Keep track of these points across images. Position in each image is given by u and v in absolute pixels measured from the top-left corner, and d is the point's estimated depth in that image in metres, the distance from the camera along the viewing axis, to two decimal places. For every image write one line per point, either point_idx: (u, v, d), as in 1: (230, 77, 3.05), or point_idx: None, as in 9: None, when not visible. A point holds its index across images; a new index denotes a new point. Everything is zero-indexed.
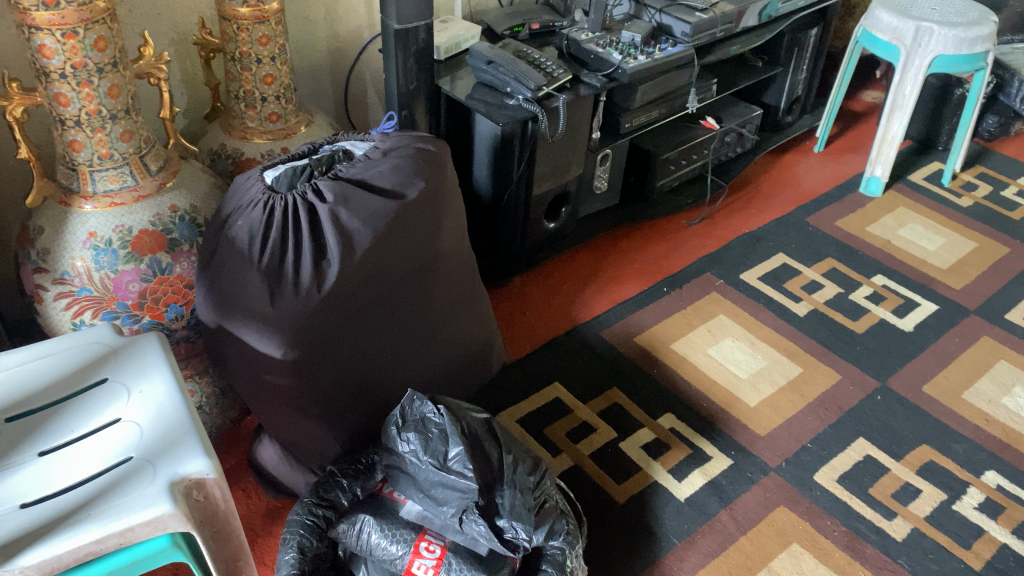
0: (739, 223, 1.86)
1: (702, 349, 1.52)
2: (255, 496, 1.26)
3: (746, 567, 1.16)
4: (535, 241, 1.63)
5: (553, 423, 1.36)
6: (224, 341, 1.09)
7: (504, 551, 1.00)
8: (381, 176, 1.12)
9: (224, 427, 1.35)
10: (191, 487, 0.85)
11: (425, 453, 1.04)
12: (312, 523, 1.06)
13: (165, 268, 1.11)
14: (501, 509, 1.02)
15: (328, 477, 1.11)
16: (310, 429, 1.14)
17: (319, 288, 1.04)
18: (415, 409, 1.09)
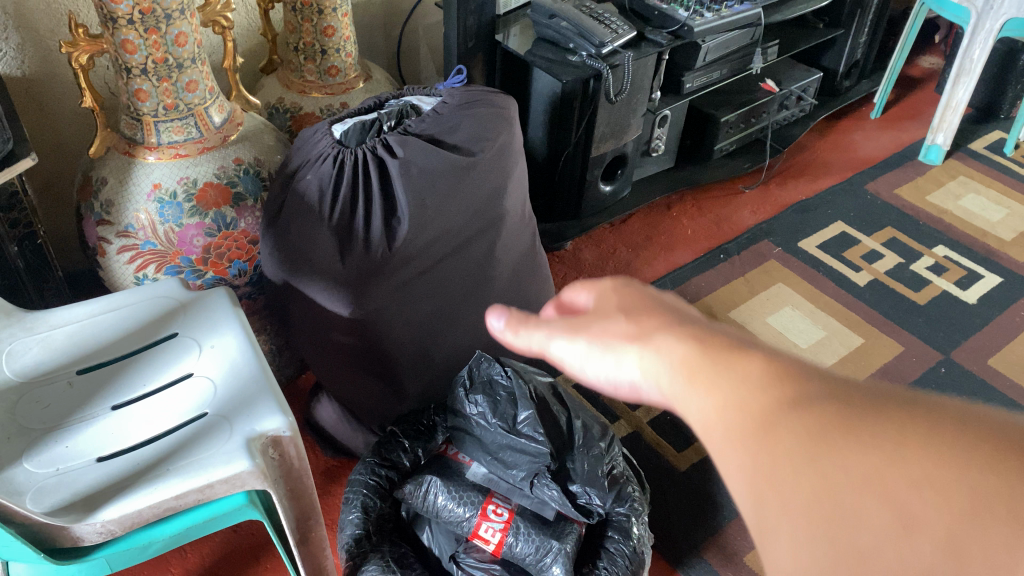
0: (796, 189, 1.81)
1: (761, 318, 1.49)
2: (314, 455, 1.26)
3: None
4: (590, 203, 1.60)
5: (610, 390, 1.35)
6: (291, 299, 1.07)
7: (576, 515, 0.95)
8: (451, 131, 1.09)
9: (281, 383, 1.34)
10: (268, 444, 0.84)
11: (494, 416, 1.02)
12: (375, 484, 1.07)
13: (230, 223, 1.09)
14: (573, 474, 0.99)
15: (390, 438, 1.12)
16: (372, 388, 1.14)
17: (389, 246, 1.02)
18: (482, 370, 1.06)
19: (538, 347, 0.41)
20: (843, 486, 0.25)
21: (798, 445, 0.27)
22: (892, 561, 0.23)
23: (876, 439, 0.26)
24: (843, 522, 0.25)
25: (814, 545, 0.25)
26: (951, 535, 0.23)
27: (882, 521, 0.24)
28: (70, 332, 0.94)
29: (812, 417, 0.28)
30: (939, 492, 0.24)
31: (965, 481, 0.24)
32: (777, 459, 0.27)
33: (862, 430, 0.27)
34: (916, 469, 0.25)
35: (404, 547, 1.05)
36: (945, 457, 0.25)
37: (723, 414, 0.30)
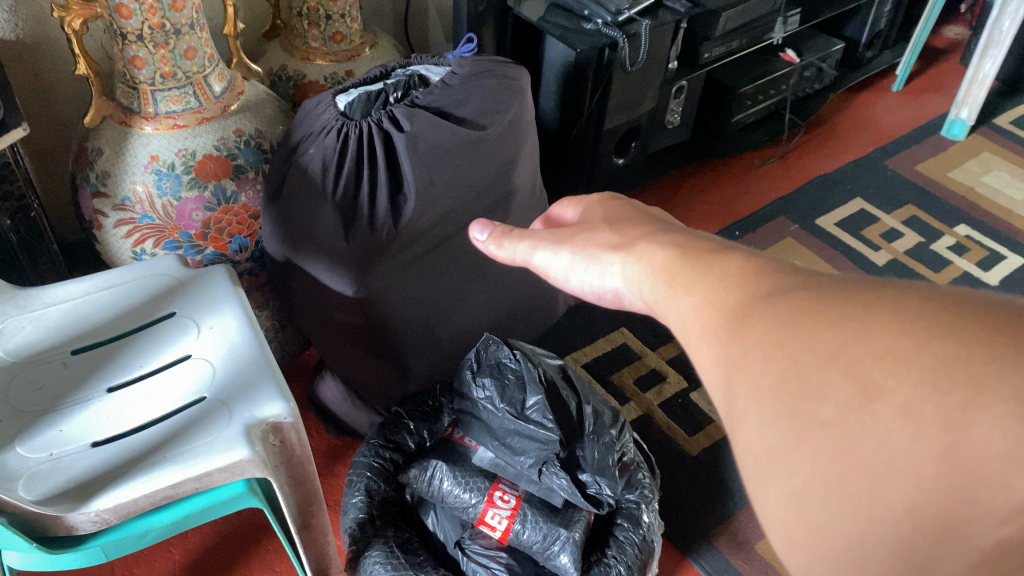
0: (814, 164, 1.77)
1: None
2: (317, 434, 1.23)
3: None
4: (602, 176, 1.55)
5: (620, 370, 1.32)
6: (292, 275, 1.04)
7: (585, 506, 0.92)
8: (460, 104, 1.04)
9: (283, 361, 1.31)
10: (269, 430, 0.81)
11: (502, 401, 0.99)
12: (379, 466, 1.06)
13: (230, 196, 1.05)
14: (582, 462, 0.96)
15: (395, 419, 1.10)
16: (377, 368, 1.11)
17: (395, 225, 0.98)
18: (490, 353, 1.02)
19: (527, 258, 0.67)
20: (807, 367, 0.33)
21: (766, 336, 0.36)
22: (852, 426, 0.31)
23: (839, 328, 0.34)
24: (811, 398, 0.32)
25: (779, 422, 0.33)
26: (911, 399, 0.30)
27: (844, 395, 0.31)
28: (64, 310, 0.91)
29: (779, 314, 0.36)
30: (896, 361, 0.31)
31: (918, 354, 0.31)
32: (747, 351, 0.36)
33: (824, 316, 0.34)
34: (877, 349, 0.32)
35: (408, 532, 1.03)
36: (904, 341, 0.31)
37: (702, 312, 0.40)
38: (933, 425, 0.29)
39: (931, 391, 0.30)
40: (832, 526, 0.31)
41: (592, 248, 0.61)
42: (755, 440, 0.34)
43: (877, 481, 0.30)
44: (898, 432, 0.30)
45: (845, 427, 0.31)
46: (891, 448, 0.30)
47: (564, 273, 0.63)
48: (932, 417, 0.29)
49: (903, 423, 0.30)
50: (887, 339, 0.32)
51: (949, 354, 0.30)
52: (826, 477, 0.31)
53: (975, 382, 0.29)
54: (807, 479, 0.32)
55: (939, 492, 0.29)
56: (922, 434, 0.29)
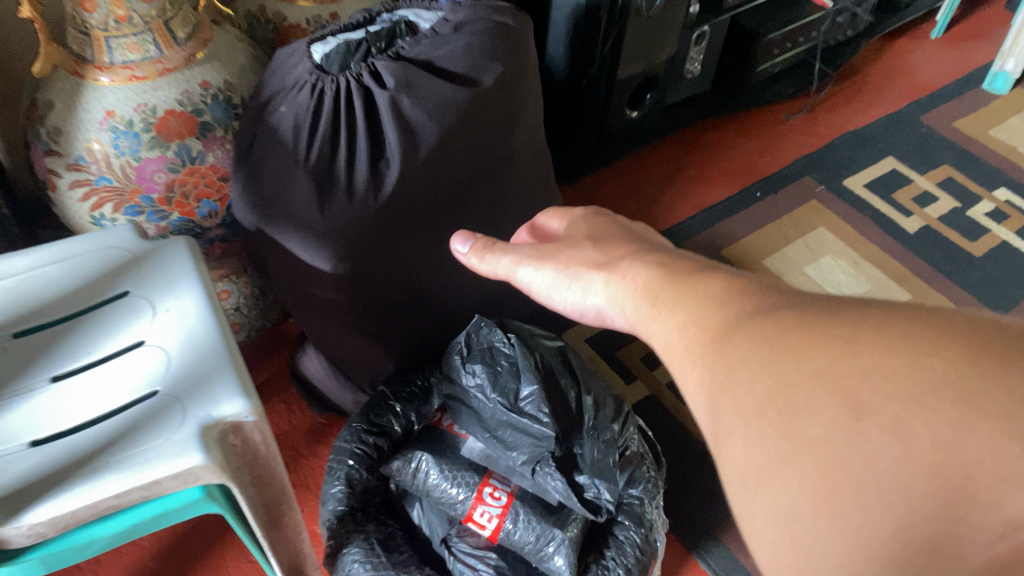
0: (843, 119, 1.64)
1: (799, 268, 1.36)
2: (299, 412, 1.14)
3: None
4: (612, 132, 1.44)
5: (627, 346, 1.23)
6: (265, 246, 0.94)
7: (582, 512, 0.83)
8: (453, 57, 0.92)
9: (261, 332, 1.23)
10: (228, 431, 0.72)
11: (493, 390, 0.90)
12: (362, 453, 0.97)
13: (196, 157, 0.95)
14: (581, 462, 0.87)
15: (379, 400, 1.02)
16: (361, 346, 1.02)
17: (376, 194, 0.87)
18: (482, 337, 0.94)
19: (511, 272, 0.67)
20: (795, 387, 0.37)
21: (753, 359, 0.40)
22: (840, 442, 0.35)
23: (821, 350, 0.38)
24: (800, 416, 0.36)
25: (768, 442, 0.37)
26: (897, 417, 0.34)
27: (832, 413, 0.35)
28: (6, 288, 0.81)
29: (765, 341, 0.40)
30: (882, 380, 0.35)
31: (901, 373, 0.35)
32: (734, 372, 0.40)
33: (811, 340, 0.38)
34: (864, 368, 0.36)
35: (391, 526, 0.95)
36: (887, 361, 0.35)
37: (688, 333, 0.46)
38: (918, 442, 0.33)
39: (918, 408, 0.33)
40: (823, 547, 0.33)
41: (574, 264, 0.61)
42: (743, 458, 0.37)
43: (866, 499, 0.33)
44: (883, 449, 0.34)
45: (833, 445, 0.35)
46: (877, 466, 0.33)
47: (546, 290, 0.64)
48: (920, 433, 0.33)
49: (889, 440, 0.34)
50: (873, 358, 0.36)
51: (932, 373, 0.34)
52: (817, 496, 0.34)
53: (954, 400, 0.33)
54: (796, 499, 0.35)
55: (922, 511, 0.32)
56: (906, 450, 0.33)
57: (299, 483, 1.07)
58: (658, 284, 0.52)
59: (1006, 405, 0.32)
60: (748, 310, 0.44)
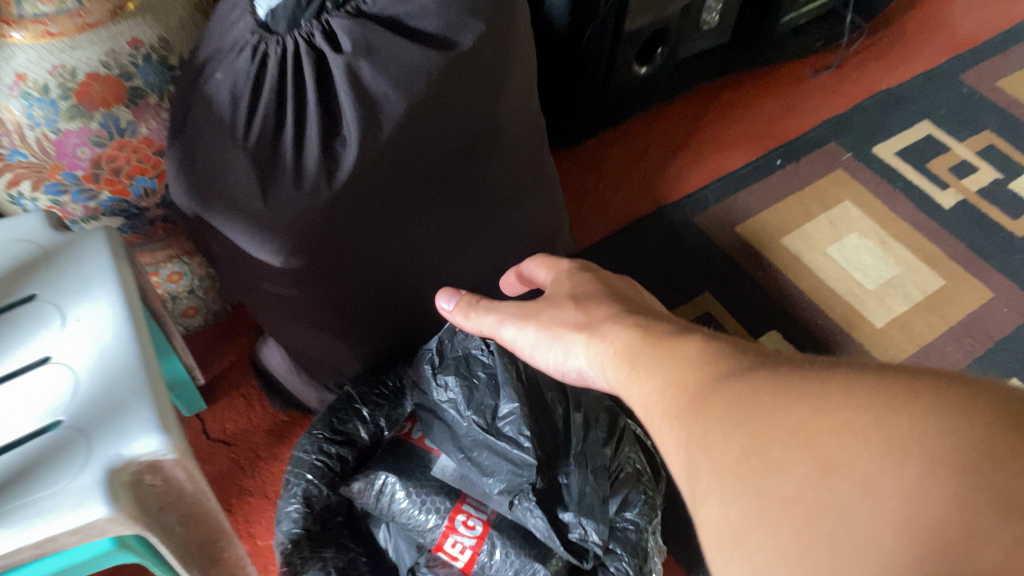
0: (875, 76, 1.49)
1: (820, 248, 1.24)
2: (259, 407, 1.03)
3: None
4: (617, 90, 1.28)
5: None
6: (207, 234, 0.82)
7: (566, 558, 0.72)
8: (422, 13, 0.78)
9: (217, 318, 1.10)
10: (144, 471, 0.61)
11: (468, 408, 0.78)
12: (322, 466, 0.86)
13: (126, 128, 0.81)
14: (566, 497, 0.75)
15: (345, 404, 0.91)
16: (323, 344, 0.90)
17: (330, 180, 0.74)
18: (456, 343, 0.82)
19: (494, 329, 0.61)
20: (770, 445, 0.34)
21: (729, 420, 0.37)
22: (812, 501, 0.32)
23: (795, 407, 0.35)
24: (772, 474, 0.33)
25: (744, 501, 0.33)
26: (866, 474, 0.31)
27: (803, 471, 0.33)
28: None
29: (739, 401, 0.37)
30: (855, 433, 0.33)
31: (876, 429, 0.32)
32: (709, 431, 0.37)
33: (787, 395, 0.36)
34: (838, 424, 0.33)
35: (354, 550, 0.85)
36: (861, 416, 0.33)
37: (664, 396, 0.42)
38: (890, 496, 0.30)
39: (885, 463, 0.31)
40: None
41: (556, 322, 0.56)
42: (718, 519, 0.34)
43: (840, 558, 0.30)
44: (857, 506, 0.31)
45: (810, 504, 0.32)
46: (852, 525, 0.30)
47: (528, 348, 0.58)
48: (890, 489, 0.31)
49: (861, 495, 0.31)
50: (844, 416, 0.33)
51: (906, 429, 0.32)
52: (788, 557, 0.30)
53: (926, 453, 0.31)
54: (769, 559, 0.31)
55: (915, 569, 0.28)
56: (878, 505, 0.30)
57: (257, 490, 0.96)
58: (638, 345, 0.47)
59: (972, 459, 0.30)
60: (739, 379, 0.39)
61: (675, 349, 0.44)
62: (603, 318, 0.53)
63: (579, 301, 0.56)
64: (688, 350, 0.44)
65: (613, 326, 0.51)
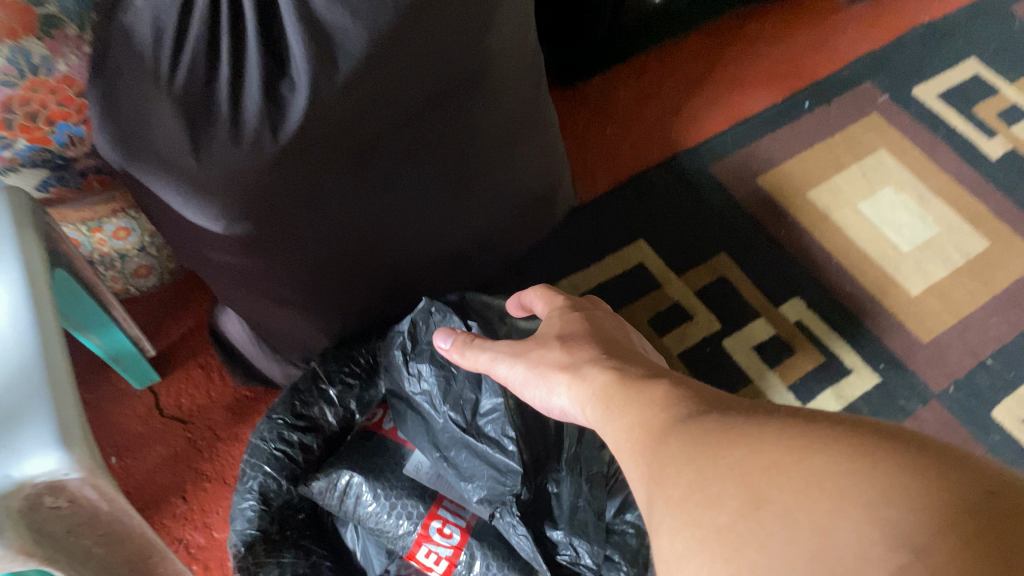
0: (918, 6, 1.33)
1: (850, 203, 1.11)
2: (219, 381, 0.92)
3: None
4: (628, 21, 1.13)
5: (633, 303, 1.00)
6: (141, 194, 0.69)
7: None
8: None
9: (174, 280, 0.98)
10: (40, 495, 0.48)
11: (444, 403, 0.68)
12: (281, 457, 0.75)
13: (39, 65, 0.62)
14: (557, 511, 0.65)
15: (307, 380, 0.78)
16: (283, 316, 0.78)
17: (273, 135, 0.61)
18: (432, 325, 0.70)
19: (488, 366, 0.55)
20: (710, 474, 0.30)
21: (680, 452, 0.32)
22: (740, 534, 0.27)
23: (741, 438, 0.31)
24: (710, 505, 0.29)
25: (687, 532, 0.29)
26: (788, 505, 0.27)
27: (735, 501, 0.28)
28: None
29: (695, 433, 0.33)
30: (787, 459, 0.29)
31: (804, 457, 0.28)
32: (666, 467, 0.32)
33: (741, 429, 0.32)
34: (774, 453, 0.29)
35: (315, 553, 0.75)
36: (797, 444, 0.29)
37: (631, 434, 0.37)
38: (804, 527, 0.26)
39: (803, 498, 0.27)
40: None
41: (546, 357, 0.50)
42: (666, 551, 0.29)
43: None
44: (776, 538, 0.27)
45: (732, 536, 0.27)
46: (767, 551, 0.26)
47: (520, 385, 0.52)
48: (803, 520, 0.27)
49: (781, 528, 0.27)
50: (773, 449, 0.29)
51: (821, 461, 0.28)
52: None
53: (850, 488, 0.27)
54: None
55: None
56: (796, 537, 0.26)
57: (215, 475, 0.86)
58: (615, 385, 0.42)
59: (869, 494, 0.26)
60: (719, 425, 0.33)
61: (645, 387, 0.40)
62: (590, 356, 0.48)
63: (568, 336, 0.51)
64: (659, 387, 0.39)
65: (601, 362, 0.46)
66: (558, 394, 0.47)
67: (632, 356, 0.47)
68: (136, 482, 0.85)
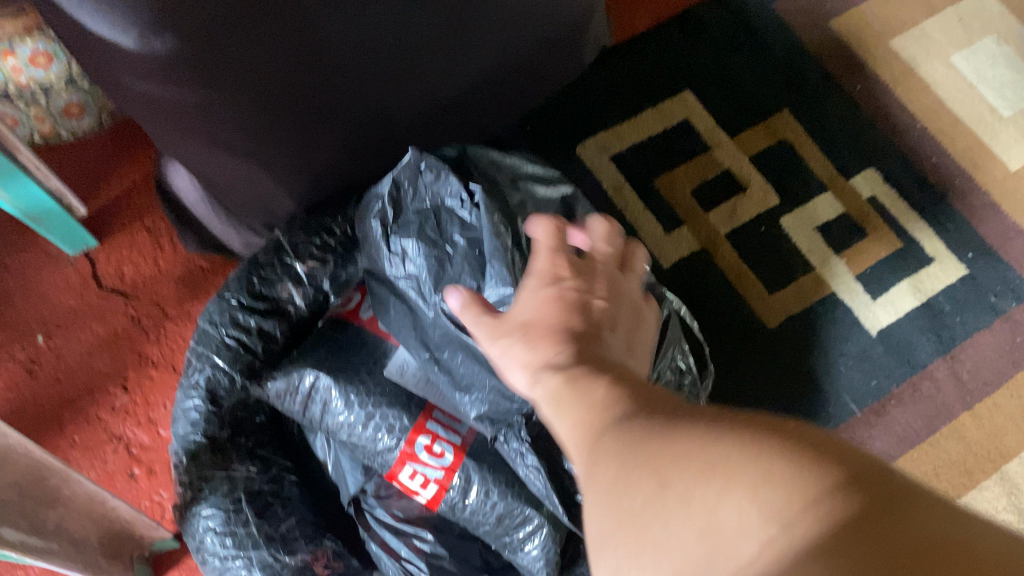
0: None
1: (943, 54, 0.90)
2: (169, 249, 0.76)
3: (962, 469, 0.72)
4: None
5: (675, 170, 0.82)
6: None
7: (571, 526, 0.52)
8: None
9: (115, 122, 0.79)
10: None
11: (437, 292, 0.52)
12: (235, 347, 0.59)
13: None
14: None
15: (268, 249, 0.61)
16: (240, 173, 0.59)
17: None
18: (426, 187, 0.53)
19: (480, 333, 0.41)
20: (628, 459, 0.25)
21: (611, 445, 0.26)
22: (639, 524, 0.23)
23: (660, 431, 0.25)
24: (619, 491, 0.24)
25: (601, 516, 0.25)
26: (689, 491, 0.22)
27: (643, 487, 0.24)
28: None
29: (622, 432, 0.26)
30: (695, 441, 0.24)
31: (709, 442, 0.23)
32: (598, 453, 0.27)
33: (668, 417, 0.26)
34: (689, 439, 0.24)
35: (277, 465, 0.62)
36: (707, 428, 0.24)
37: (584, 426, 0.29)
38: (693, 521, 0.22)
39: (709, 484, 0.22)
40: None
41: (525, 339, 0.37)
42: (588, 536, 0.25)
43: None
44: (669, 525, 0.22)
45: (636, 523, 0.23)
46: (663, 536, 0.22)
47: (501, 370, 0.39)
48: (698, 507, 0.22)
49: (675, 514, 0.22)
50: (684, 438, 0.24)
51: (736, 449, 0.23)
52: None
53: (738, 471, 0.22)
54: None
55: None
56: (686, 525, 0.22)
57: (162, 361, 0.72)
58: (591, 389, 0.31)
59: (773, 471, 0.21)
60: (653, 412, 0.27)
61: (602, 390, 0.30)
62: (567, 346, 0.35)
63: (547, 314, 0.38)
64: (616, 395, 0.29)
65: (576, 344, 0.35)
66: (518, 373, 0.36)
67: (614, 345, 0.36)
68: (68, 367, 0.71)
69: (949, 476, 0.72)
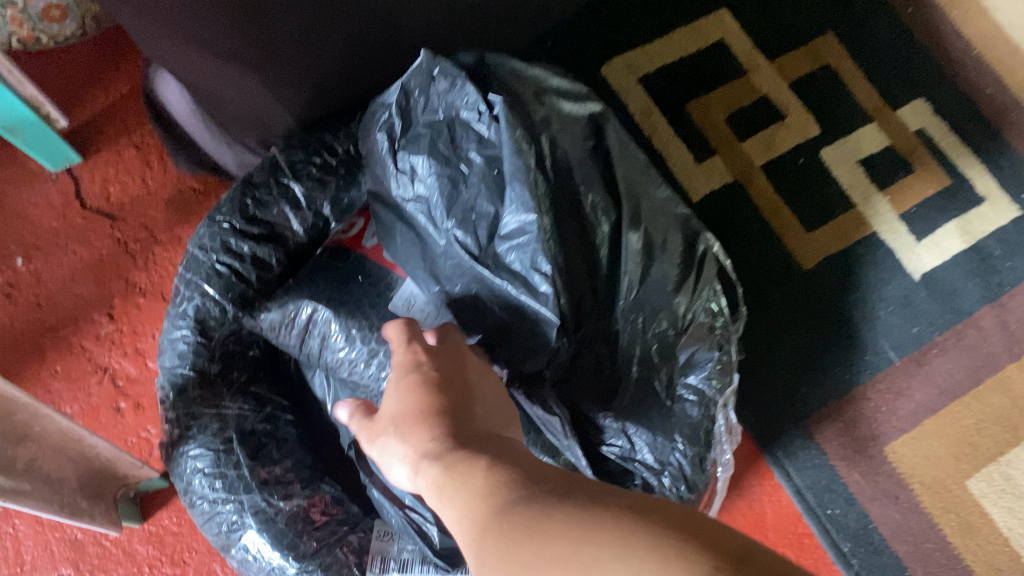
0: None
1: None
2: (158, 168, 0.70)
3: (1006, 424, 0.68)
4: None
5: (708, 95, 0.75)
6: None
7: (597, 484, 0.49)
8: None
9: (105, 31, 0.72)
10: None
11: (449, 219, 0.46)
12: (225, 275, 0.53)
13: None
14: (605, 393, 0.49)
15: (263, 167, 0.55)
16: (229, 80, 0.51)
17: None
18: (439, 97, 0.47)
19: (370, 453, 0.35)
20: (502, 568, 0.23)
21: (492, 541, 0.24)
22: None
23: (538, 531, 0.23)
24: None
25: None
26: None
27: None
28: None
29: (508, 526, 0.24)
30: (571, 543, 0.22)
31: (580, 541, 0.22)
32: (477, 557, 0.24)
33: (544, 504, 0.24)
34: (555, 534, 0.23)
35: (273, 404, 0.58)
36: (571, 515, 0.23)
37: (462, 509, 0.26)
38: None
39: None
40: None
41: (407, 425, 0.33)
42: None
43: None
44: None
45: None
46: None
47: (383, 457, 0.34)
48: None
49: None
50: (550, 535, 0.23)
51: (602, 546, 0.22)
52: None
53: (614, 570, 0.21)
54: None
55: None
56: None
57: (150, 289, 0.67)
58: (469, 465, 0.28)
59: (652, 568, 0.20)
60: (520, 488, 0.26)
61: (481, 477, 0.27)
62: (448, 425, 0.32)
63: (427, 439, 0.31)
64: (496, 480, 0.27)
65: (441, 411, 0.33)
66: (385, 446, 0.34)
67: (485, 411, 0.34)
68: (49, 293, 0.67)
69: (991, 431, 0.67)
